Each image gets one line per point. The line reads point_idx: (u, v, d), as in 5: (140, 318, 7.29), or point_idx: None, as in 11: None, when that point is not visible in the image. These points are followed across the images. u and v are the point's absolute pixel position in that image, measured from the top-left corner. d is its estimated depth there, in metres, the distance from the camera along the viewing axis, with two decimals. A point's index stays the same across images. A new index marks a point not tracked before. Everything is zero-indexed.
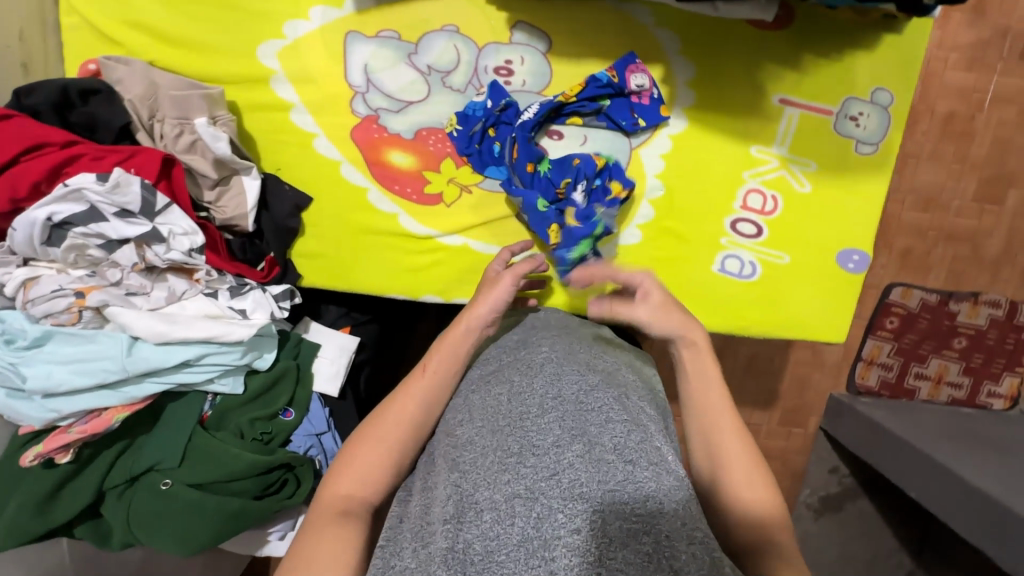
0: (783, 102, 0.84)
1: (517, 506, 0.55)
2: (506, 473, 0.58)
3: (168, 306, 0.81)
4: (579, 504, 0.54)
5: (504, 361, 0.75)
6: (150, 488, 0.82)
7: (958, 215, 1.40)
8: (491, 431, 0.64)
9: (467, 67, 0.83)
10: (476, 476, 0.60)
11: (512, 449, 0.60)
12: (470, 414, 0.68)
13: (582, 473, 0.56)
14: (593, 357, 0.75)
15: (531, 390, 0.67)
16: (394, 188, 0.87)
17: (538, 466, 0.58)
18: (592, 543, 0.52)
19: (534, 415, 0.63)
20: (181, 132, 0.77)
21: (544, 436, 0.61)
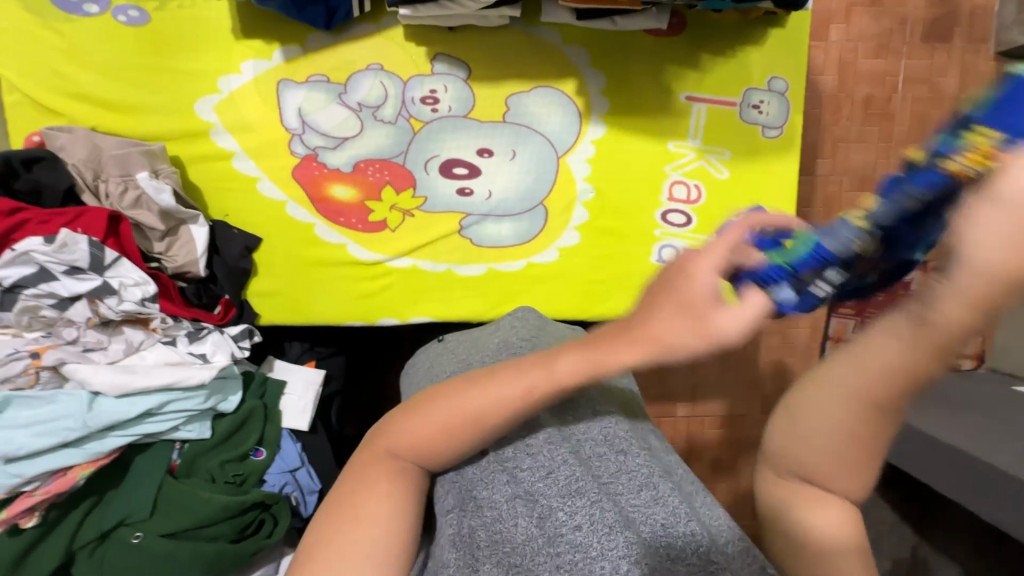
0: (690, 98, 0.91)
1: (518, 506, 0.57)
2: (503, 473, 0.60)
3: (127, 358, 0.83)
4: (577, 499, 0.56)
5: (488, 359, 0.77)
6: (121, 544, 0.81)
7: None
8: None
9: (395, 100, 0.89)
10: (473, 475, 0.61)
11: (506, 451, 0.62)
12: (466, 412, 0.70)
13: (576, 469, 0.59)
14: (577, 353, 0.79)
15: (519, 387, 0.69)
16: (339, 221, 0.91)
17: (534, 465, 0.60)
18: (593, 536, 0.53)
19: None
20: (126, 189, 0.81)
21: (536, 434, 0.62)
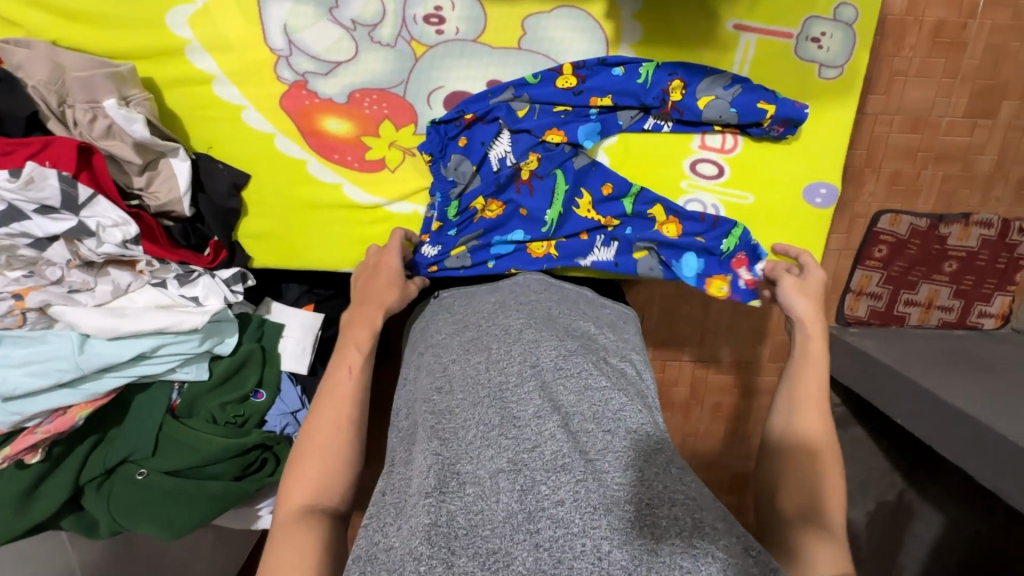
0: (738, 27, 0.77)
1: (501, 481, 0.55)
2: (489, 448, 0.58)
3: (115, 300, 0.80)
4: (563, 474, 0.54)
5: (482, 327, 0.74)
6: (126, 479, 0.84)
7: (949, 133, 1.33)
8: (471, 402, 0.63)
9: (394, 18, 0.77)
10: (459, 448, 0.59)
11: (494, 423, 0.60)
12: (449, 384, 0.67)
13: (563, 444, 0.57)
14: (571, 321, 0.75)
15: (509, 358, 0.67)
16: (334, 158, 0.83)
17: (520, 438, 0.58)
18: (577, 511, 0.51)
19: (513, 385, 0.63)
20: (96, 116, 0.72)
21: (524, 407, 0.61)
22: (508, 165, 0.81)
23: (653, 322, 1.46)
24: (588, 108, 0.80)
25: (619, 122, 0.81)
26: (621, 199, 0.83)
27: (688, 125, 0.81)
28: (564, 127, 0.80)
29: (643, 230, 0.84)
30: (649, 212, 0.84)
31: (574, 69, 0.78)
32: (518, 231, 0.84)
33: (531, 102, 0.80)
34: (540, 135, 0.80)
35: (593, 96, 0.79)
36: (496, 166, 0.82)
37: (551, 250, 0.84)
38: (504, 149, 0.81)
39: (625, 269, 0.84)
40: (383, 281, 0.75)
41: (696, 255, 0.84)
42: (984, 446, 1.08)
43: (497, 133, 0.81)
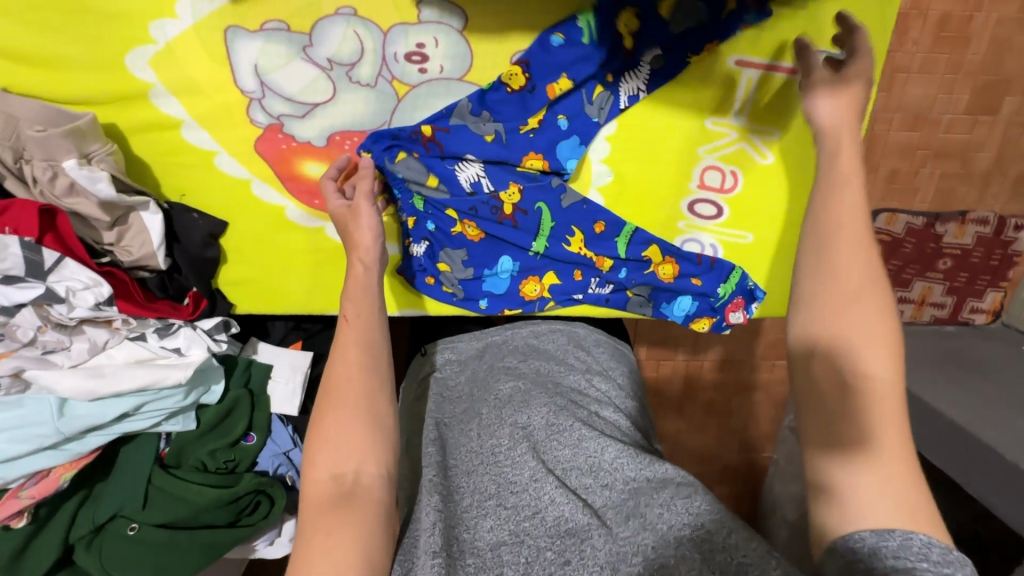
0: (740, 64, 0.72)
1: (504, 554, 0.54)
2: (488, 519, 0.57)
3: (92, 358, 0.77)
4: (566, 537, 0.54)
5: (471, 395, 0.74)
6: (117, 535, 0.82)
7: (949, 130, 1.30)
8: (466, 471, 0.63)
9: (374, 56, 0.72)
10: (459, 518, 0.58)
11: (491, 491, 0.60)
12: (443, 454, 0.66)
13: (563, 505, 0.57)
14: (560, 375, 0.75)
15: (499, 422, 0.67)
16: (315, 203, 0.79)
17: (519, 506, 0.58)
18: (585, 573, 0.51)
19: (506, 450, 0.63)
20: (56, 174, 0.67)
21: (520, 471, 0.61)
22: (484, 191, 0.77)
23: (647, 326, 1.44)
24: (548, 103, 0.73)
25: (584, 104, 0.74)
26: (615, 239, 0.80)
27: (663, 76, 0.72)
28: (543, 151, 0.75)
29: (638, 268, 0.81)
30: (644, 254, 0.81)
31: (521, 66, 0.71)
32: (506, 260, 0.81)
33: (494, 124, 0.74)
34: (517, 162, 0.76)
35: (549, 86, 0.72)
36: (468, 190, 0.76)
37: (544, 293, 0.83)
38: (476, 173, 0.76)
39: (615, 306, 0.83)
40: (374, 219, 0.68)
41: (691, 297, 0.83)
42: (973, 456, 1.11)
43: (464, 157, 0.75)
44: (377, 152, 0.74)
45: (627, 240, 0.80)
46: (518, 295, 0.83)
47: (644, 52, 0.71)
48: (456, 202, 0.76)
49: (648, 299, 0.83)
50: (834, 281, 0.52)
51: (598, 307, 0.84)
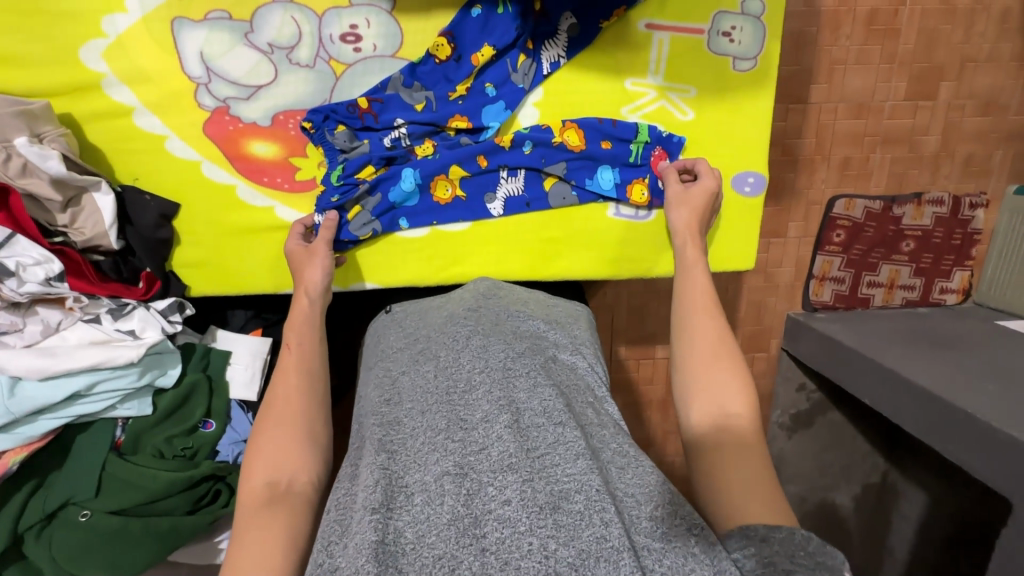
0: (649, 27, 0.79)
1: (447, 484, 0.51)
2: (435, 452, 0.54)
3: (46, 339, 0.79)
4: (509, 473, 0.52)
5: (430, 336, 0.70)
6: (69, 522, 0.81)
7: (893, 117, 1.35)
8: (420, 410, 0.60)
9: (311, 39, 0.77)
10: (408, 458, 0.55)
11: (441, 427, 0.57)
12: (399, 395, 0.63)
13: (511, 444, 0.54)
14: (518, 323, 0.73)
15: (458, 365, 0.63)
16: (263, 180, 0.83)
17: (467, 441, 0.54)
18: (524, 512, 0.48)
19: (462, 390, 0.60)
20: (9, 156, 0.70)
21: (473, 411, 0.58)
22: (404, 147, 0.80)
23: (622, 323, 1.44)
24: (475, 72, 0.79)
25: (509, 71, 0.79)
26: (522, 152, 0.81)
27: (579, 43, 0.79)
28: (469, 113, 0.80)
29: (545, 154, 0.81)
30: (547, 133, 0.81)
31: (446, 38, 0.77)
32: (408, 171, 0.80)
33: (428, 94, 0.80)
34: (443, 124, 0.80)
35: (474, 56, 0.78)
36: (388, 147, 0.80)
37: (457, 192, 0.82)
38: (401, 135, 0.80)
39: (539, 206, 0.84)
40: (308, 265, 0.76)
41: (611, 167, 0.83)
42: (944, 421, 1.08)
43: (394, 124, 0.79)
44: (317, 117, 0.79)
45: (531, 145, 0.81)
46: (430, 198, 0.82)
47: (559, 20, 0.78)
48: (374, 157, 0.79)
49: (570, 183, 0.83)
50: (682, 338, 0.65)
51: (522, 213, 0.84)
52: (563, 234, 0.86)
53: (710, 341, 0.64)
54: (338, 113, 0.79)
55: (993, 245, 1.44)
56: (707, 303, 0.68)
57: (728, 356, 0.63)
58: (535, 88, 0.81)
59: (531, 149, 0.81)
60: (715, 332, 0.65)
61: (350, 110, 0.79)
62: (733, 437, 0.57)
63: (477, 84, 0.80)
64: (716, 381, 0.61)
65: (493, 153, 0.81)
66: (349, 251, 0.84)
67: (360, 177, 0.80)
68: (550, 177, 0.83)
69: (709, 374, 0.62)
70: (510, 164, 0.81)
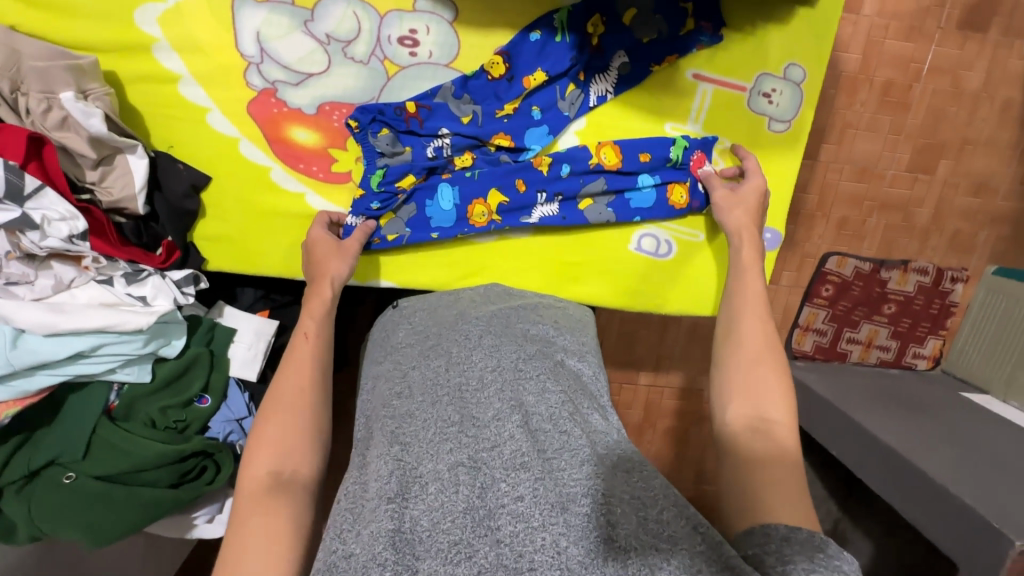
0: (696, 77, 0.82)
1: (460, 475, 0.52)
2: (448, 442, 0.55)
3: (55, 295, 0.77)
4: (521, 470, 0.53)
5: (442, 332, 0.71)
6: (52, 482, 0.80)
7: (893, 184, 1.42)
8: (432, 403, 0.60)
9: (369, 36, 0.78)
10: (421, 447, 0.56)
11: (454, 420, 0.58)
12: (409, 388, 0.64)
13: (522, 443, 0.55)
14: (527, 326, 0.72)
15: (469, 362, 0.64)
16: (299, 167, 0.83)
17: (479, 437, 0.56)
18: (536, 509, 0.50)
19: (474, 388, 0.61)
20: (50, 107, 0.70)
21: (484, 409, 0.58)
22: (445, 157, 0.82)
23: (611, 345, 1.47)
24: (525, 93, 0.80)
25: (557, 98, 0.81)
26: (559, 177, 0.83)
27: (628, 82, 0.81)
28: (512, 133, 0.82)
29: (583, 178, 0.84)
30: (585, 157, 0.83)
31: (502, 57, 0.78)
32: (445, 188, 0.83)
33: (475, 107, 0.81)
34: (486, 140, 0.81)
35: (526, 79, 0.79)
36: (431, 157, 0.82)
37: (493, 217, 0.84)
38: (442, 144, 0.81)
39: (573, 221, 0.85)
40: (332, 254, 0.77)
41: (641, 201, 0.86)
42: (905, 480, 1.13)
43: (438, 133, 0.81)
44: (364, 116, 0.80)
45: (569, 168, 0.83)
46: (464, 214, 0.84)
47: (612, 57, 0.80)
48: (416, 166, 0.81)
49: (603, 204, 0.86)
50: (735, 342, 0.67)
51: (553, 234, 0.87)
52: (583, 259, 0.88)
53: (757, 343, 0.66)
54: (385, 116, 0.80)
55: (966, 318, 1.51)
56: (752, 302, 0.70)
57: (774, 358, 0.65)
58: (579, 117, 0.83)
59: (568, 174, 0.84)
60: (760, 334, 0.67)
61: (398, 113, 0.80)
62: (769, 439, 0.59)
63: (525, 105, 0.82)
64: (761, 378, 0.63)
65: (530, 172, 0.83)
66: (372, 253, 0.85)
67: (399, 183, 0.81)
68: (583, 202, 0.86)
69: (748, 372, 0.64)
70: (546, 184, 0.84)
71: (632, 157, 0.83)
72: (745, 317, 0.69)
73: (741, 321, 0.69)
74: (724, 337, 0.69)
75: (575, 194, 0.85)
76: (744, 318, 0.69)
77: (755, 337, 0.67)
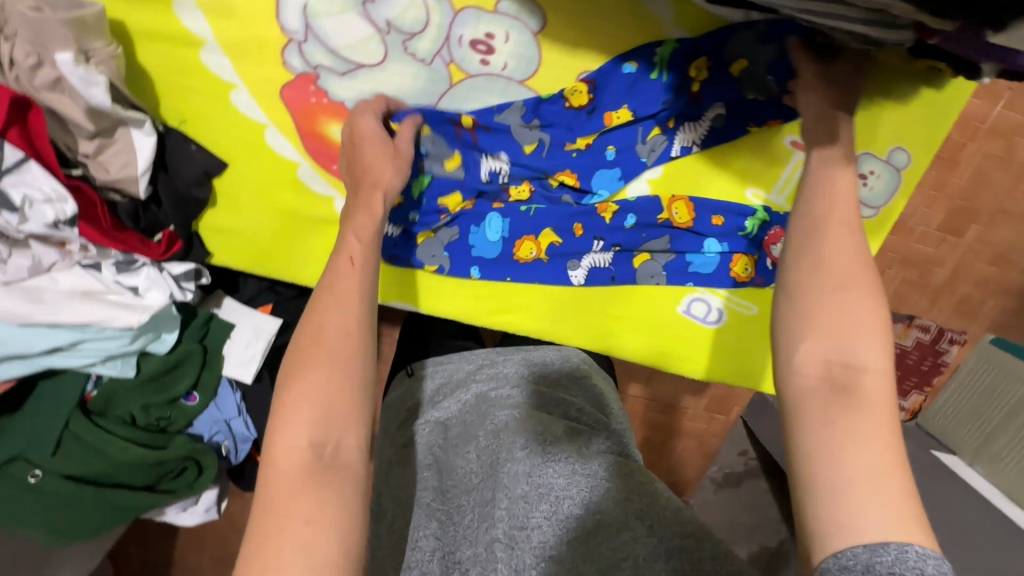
0: (793, 144, 0.73)
1: (496, 558, 0.49)
2: (482, 525, 0.52)
3: (31, 278, 0.66)
4: (552, 563, 0.48)
5: (469, 400, 0.65)
6: (16, 480, 0.72)
7: (919, 241, 1.06)
8: (465, 484, 0.56)
9: (437, 33, 0.66)
10: (459, 530, 0.54)
11: (488, 497, 0.53)
12: (442, 461, 0.60)
13: (553, 532, 0.49)
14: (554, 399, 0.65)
15: (495, 439, 0.58)
16: (331, 167, 0.71)
17: (507, 521, 0.51)
18: None
19: (502, 466, 0.55)
20: (40, 63, 0.56)
21: (512, 489, 0.53)
22: (499, 183, 0.73)
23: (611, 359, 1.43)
24: (603, 130, 0.70)
25: (637, 141, 0.72)
26: (623, 228, 0.75)
27: (717, 137, 0.71)
28: (579, 171, 0.73)
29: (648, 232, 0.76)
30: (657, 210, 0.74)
31: (587, 86, 0.68)
32: (496, 220, 0.75)
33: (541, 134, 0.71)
34: (548, 173, 0.72)
35: (609, 114, 0.69)
36: (484, 180, 0.73)
37: (540, 255, 0.77)
38: (500, 166, 0.72)
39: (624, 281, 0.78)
40: (378, 152, 0.63)
41: (704, 266, 0.78)
42: None
43: (495, 154, 0.72)
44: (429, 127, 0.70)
45: (636, 221, 0.75)
46: (511, 252, 0.76)
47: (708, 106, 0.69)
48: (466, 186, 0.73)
49: (663, 263, 0.78)
50: (814, 267, 0.47)
51: (602, 285, 0.79)
52: (628, 316, 0.81)
53: (847, 266, 0.46)
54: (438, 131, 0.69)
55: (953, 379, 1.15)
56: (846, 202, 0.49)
57: (871, 279, 0.46)
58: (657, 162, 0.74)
59: (634, 226, 0.75)
60: (854, 257, 0.47)
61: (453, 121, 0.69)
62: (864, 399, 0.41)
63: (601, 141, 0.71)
64: (849, 310, 0.44)
65: (593, 217, 0.74)
66: (413, 274, 0.78)
67: (445, 203, 0.73)
68: (640, 256, 0.78)
69: (836, 301, 0.45)
70: (606, 234, 0.76)
71: (705, 219, 0.75)
72: (832, 233, 0.48)
73: (819, 238, 0.48)
74: (799, 268, 0.47)
75: (635, 248, 0.77)
76: (826, 240, 0.48)
77: (839, 249, 0.47)
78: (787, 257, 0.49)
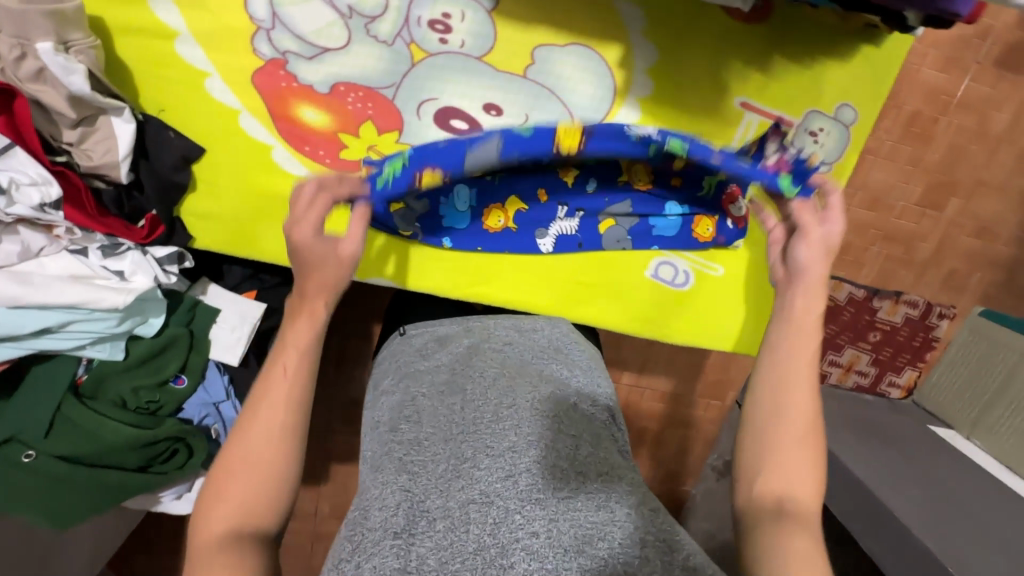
0: (744, 105, 0.77)
1: (472, 512, 0.49)
2: (460, 478, 0.52)
3: (21, 263, 0.70)
4: (535, 506, 0.50)
5: (455, 362, 0.66)
6: (9, 461, 0.74)
7: (900, 217, 1.24)
8: (442, 436, 0.57)
9: (397, 15, 0.70)
10: (429, 479, 0.53)
11: (466, 455, 0.54)
12: (420, 417, 0.60)
13: (538, 479, 0.52)
14: (541, 366, 0.68)
15: (483, 396, 0.60)
16: (304, 149, 0.76)
17: (491, 469, 0.52)
18: (549, 550, 0.46)
19: (489, 421, 0.57)
20: (25, 55, 0.61)
21: (499, 440, 0.55)
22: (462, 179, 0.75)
23: None
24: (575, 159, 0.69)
25: None
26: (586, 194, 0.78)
27: None
28: None
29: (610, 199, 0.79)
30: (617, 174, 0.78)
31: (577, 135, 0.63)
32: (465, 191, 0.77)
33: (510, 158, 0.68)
34: None
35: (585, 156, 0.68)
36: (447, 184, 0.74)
37: (508, 223, 0.80)
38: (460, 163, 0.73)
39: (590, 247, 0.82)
40: (324, 268, 0.57)
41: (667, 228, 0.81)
42: None
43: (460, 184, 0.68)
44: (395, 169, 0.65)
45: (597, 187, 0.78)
46: (479, 223, 0.80)
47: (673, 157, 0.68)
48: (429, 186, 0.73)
49: (627, 227, 0.81)
50: (777, 416, 0.54)
51: (569, 252, 0.82)
52: (598, 281, 0.84)
53: (805, 417, 0.54)
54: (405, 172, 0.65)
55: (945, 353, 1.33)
56: (802, 341, 0.57)
57: (817, 434, 0.54)
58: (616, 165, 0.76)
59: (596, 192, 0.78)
60: (807, 413, 0.54)
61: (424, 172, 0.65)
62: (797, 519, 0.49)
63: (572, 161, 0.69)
64: (794, 464, 0.52)
65: (557, 185, 0.77)
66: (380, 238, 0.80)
67: None
68: (605, 221, 0.81)
69: (796, 450, 0.52)
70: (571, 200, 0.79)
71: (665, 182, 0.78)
72: (794, 391, 0.55)
73: (776, 390, 0.55)
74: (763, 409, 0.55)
75: (598, 213, 0.80)
76: (791, 393, 0.55)
77: (796, 392, 0.55)
78: (755, 391, 0.57)
